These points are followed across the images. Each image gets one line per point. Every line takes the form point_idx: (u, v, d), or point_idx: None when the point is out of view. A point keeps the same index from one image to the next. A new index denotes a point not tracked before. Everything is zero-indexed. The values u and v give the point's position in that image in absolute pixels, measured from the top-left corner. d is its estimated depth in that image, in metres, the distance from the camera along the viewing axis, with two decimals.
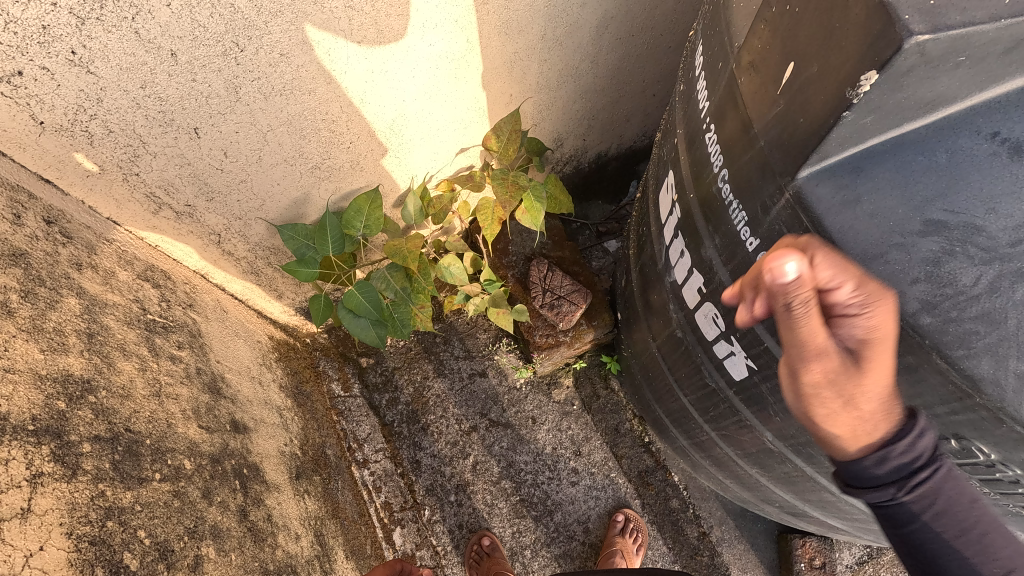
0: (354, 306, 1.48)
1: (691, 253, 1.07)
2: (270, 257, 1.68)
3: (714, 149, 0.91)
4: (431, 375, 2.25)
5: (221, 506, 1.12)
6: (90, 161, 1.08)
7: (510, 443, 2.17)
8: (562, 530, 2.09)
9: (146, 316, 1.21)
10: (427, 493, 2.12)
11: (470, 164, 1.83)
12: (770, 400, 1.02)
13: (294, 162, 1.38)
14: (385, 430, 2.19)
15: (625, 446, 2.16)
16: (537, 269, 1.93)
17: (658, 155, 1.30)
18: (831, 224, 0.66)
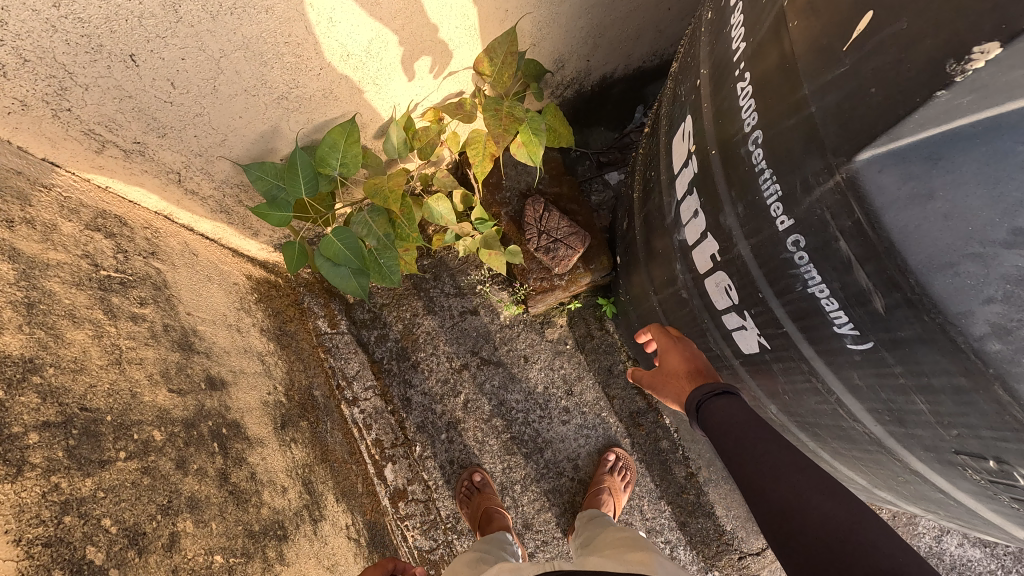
0: (333, 254, 1.36)
1: (706, 216, 0.96)
2: (240, 195, 1.53)
3: (745, 102, 0.77)
4: (421, 312, 2.18)
5: (198, 474, 1.08)
6: (7, 95, 0.92)
7: (501, 381, 2.16)
8: (552, 466, 2.11)
9: (99, 273, 1.09)
10: (418, 430, 2.13)
11: (460, 90, 1.63)
12: (780, 379, 0.95)
13: (256, 92, 1.20)
14: (374, 367, 2.16)
15: (618, 387, 2.14)
16: (532, 208, 1.79)
17: (674, 92, 1.13)
18: (891, 222, 0.55)
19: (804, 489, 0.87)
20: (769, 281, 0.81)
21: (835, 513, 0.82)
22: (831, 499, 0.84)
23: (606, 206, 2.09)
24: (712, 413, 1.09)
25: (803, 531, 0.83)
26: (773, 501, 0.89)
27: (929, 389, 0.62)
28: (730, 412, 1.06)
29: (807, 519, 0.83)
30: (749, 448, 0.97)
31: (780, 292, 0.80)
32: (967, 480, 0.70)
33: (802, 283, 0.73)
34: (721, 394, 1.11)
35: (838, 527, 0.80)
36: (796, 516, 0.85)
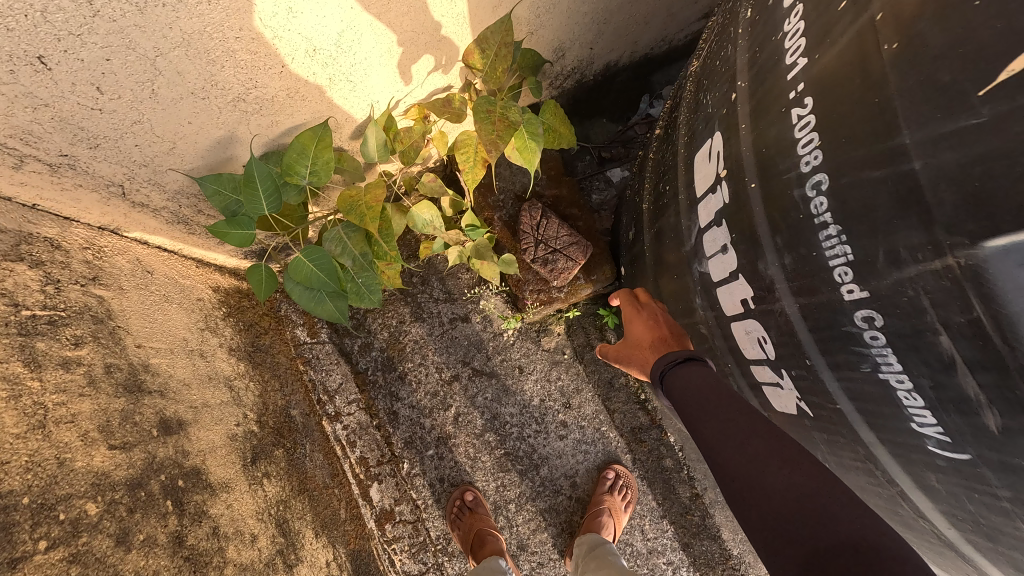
0: (305, 280, 1.21)
1: (739, 256, 0.80)
2: (200, 204, 1.35)
3: (804, 133, 0.64)
4: (408, 319, 2.02)
5: (145, 547, 0.94)
6: None
7: (494, 394, 2.02)
8: (548, 484, 2.00)
9: (20, 314, 0.92)
10: (406, 446, 2.00)
11: (448, 84, 1.45)
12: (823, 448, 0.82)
13: (207, 94, 1.02)
14: (358, 379, 2.01)
15: (619, 400, 2.01)
16: (527, 215, 1.62)
17: (698, 99, 0.97)
18: None
19: (765, 458, 0.83)
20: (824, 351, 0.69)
21: (797, 483, 0.78)
22: (790, 467, 0.81)
23: (608, 207, 1.91)
24: (673, 382, 1.06)
25: (761, 498, 0.80)
26: (732, 470, 0.86)
27: None
28: (695, 379, 1.02)
29: (767, 489, 0.80)
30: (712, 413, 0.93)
31: (836, 369, 0.69)
32: None
33: (872, 364, 0.63)
34: (682, 361, 1.08)
35: (797, 494, 0.77)
36: (754, 485, 0.82)
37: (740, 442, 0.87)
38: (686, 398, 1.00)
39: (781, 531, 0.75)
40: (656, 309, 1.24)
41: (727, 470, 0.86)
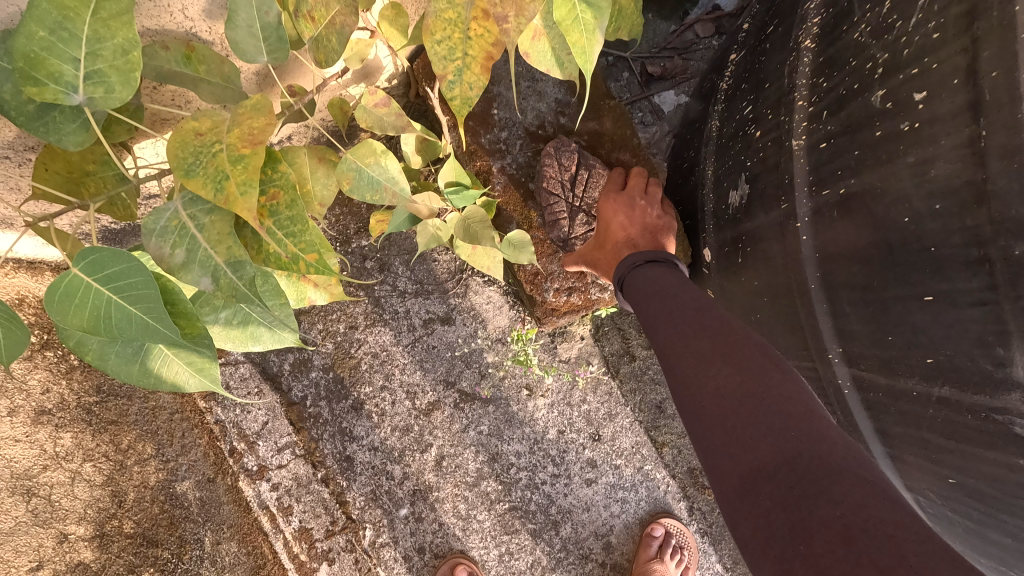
0: (98, 330, 0.55)
1: None
2: None
3: None
4: (363, 324, 1.37)
5: None
6: None
7: (493, 426, 1.40)
8: (571, 548, 1.41)
9: None
10: (367, 506, 1.37)
11: None
12: None
13: None
14: (291, 415, 1.35)
15: (671, 430, 1.42)
16: (555, 163, 1.03)
17: None
18: None
19: (717, 368, 0.69)
20: None
21: (748, 392, 0.65)
22: (744, 371, 0.66)
23: (657, 149, 1.29)
24: (636, 290, 0.88)
25: (724, 429, 0.64)
26: (697, 404, 0.68)
27: None
28: (654, 283, 0.86)
29: (715, 409, 0.66)
30: (668, 326, 0.78)
31: None
32: None
33: None
34: (650, 268, 0.89)
35: (743, 400, 0.64)
36: (722, 425, 0.64)
37: (698, 361, 0.71)
38: (643, 302, 0.85)
39: (714, 437, 0.64)
40: (635, 200, 0.99)
41: (680, 386, 0.72)
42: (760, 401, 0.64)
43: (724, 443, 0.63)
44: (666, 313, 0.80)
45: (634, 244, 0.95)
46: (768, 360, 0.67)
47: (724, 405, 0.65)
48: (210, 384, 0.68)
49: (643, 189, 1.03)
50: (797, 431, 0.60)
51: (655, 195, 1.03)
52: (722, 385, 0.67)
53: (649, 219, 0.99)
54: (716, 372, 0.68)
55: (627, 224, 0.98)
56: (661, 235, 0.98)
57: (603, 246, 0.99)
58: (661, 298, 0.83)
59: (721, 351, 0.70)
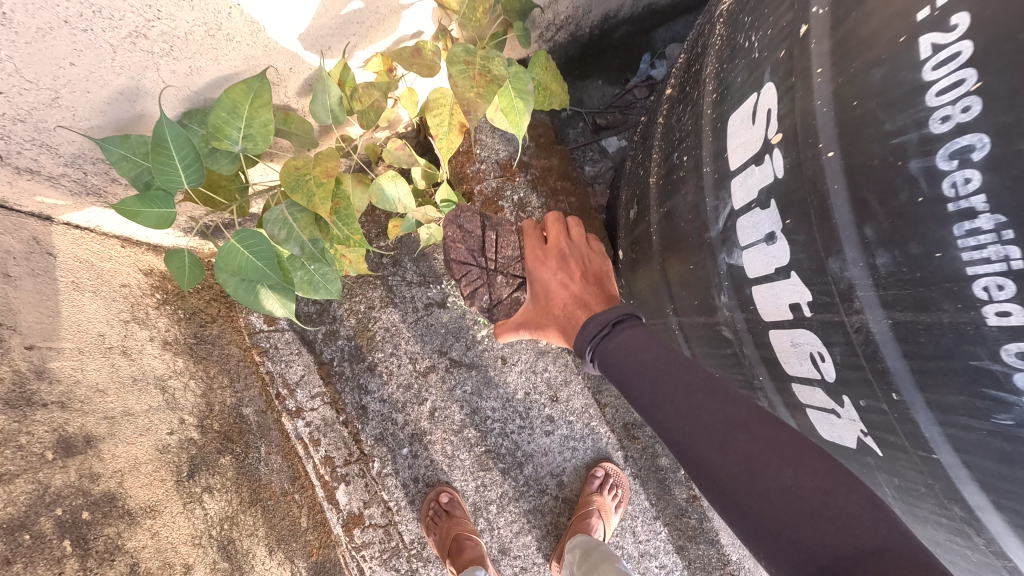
0: (241, 273, 0.99)
1: (796, 249, 0.62)
2: (115, 174, 1.09)
3: (946, 81, 0.46)
4: (378, 305, 1.81)
5: None
6: None
7: (475, 386, 1.82)
8: (532, 483, 1.82)
9: None
10: (376, 444, 1.80)
11: (417, 31, 1.18)
12: (885, 485, 0.67)
13: (90, 27, 0.77)
14: (322, 371, 1.79)
15: (610, 393, 1.83)
16: (458, 230, 1.42)
17: (737, 46, 0.76)
18: None
19: (769, 470, 0.73)
20: (927, 389, 0.52)
21: (810, 495, 0.69)
22: (794, 465, 0.73)
23: (602, 179, 1.71)
24: (613, 357, 0.98)
25: (794, 522, 0.68)
26: (766, 506, 0.71)
27: None
28: (670, 373, 0.89)
29: (780, 504, 0.70)
30: (717, 437, 0.79)
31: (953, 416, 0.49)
32: None
33: (1017, 418, 0.45)
34: (617, 329, 1.01)
35: (799, 495, 0.70)
36: (795, 521, 0.69)
37: (748, 463, 0.75)
38: (657, 387, 0.89)
39: (786, 535, 0.68)
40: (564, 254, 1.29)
41: (727, 483, 0.76)
42: (818, 498, 0.69)
43: (796, 536, 0.68)
44: (705, 416, 0.82)
45: (581, 295, 1.21)
46: (794, 443, 0.75)
47: (792, 501, 0.70)
48: (286, 313, 1.10)
49: (565, 237, 1.32)
50: (851, 518, 0.66)
51: (578, 236, 1.33)
52: (786, 490, 0.71)
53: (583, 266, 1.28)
54: (769, 475, 0.73)
55: (566, 276, 1.26)
56: (600, 274, 1.26)
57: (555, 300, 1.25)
58: (704, 408, 0.82)
59: (773, 451, 0.74)
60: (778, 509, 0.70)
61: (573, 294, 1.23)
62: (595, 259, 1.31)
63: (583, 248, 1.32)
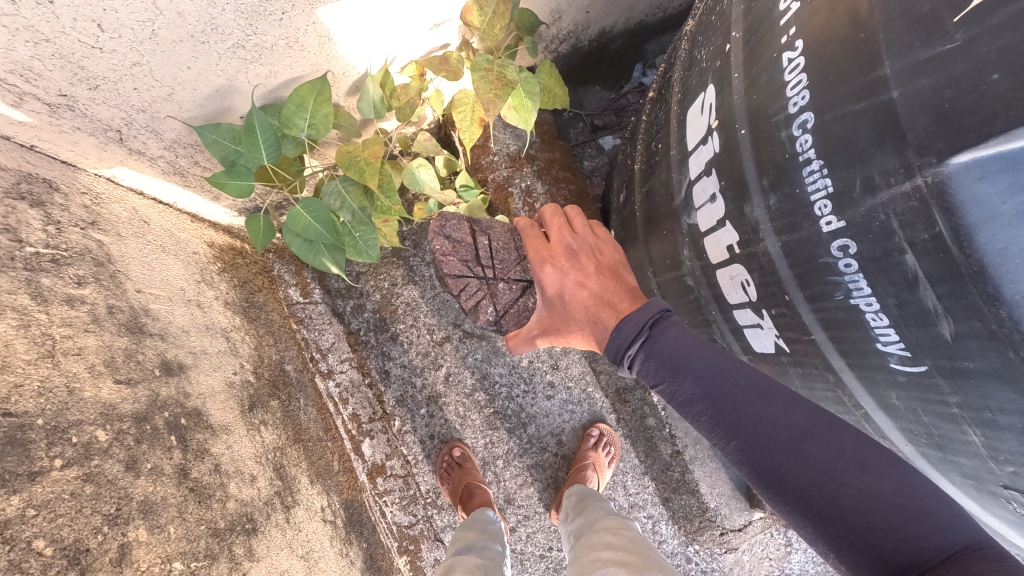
0: (304, 231, 1.22)
1: (727, 202, 0.84)
2: (197, 156, 1.34)
3: (790, 74, 0.65)
4: (400, 282, 2.04)
5: (153, 474, 0.99)
6: None
7: (485, 354, 2.05)
8: (535, 441, 2.06)
9: (25, 250, 0.93)
10: (397, 404, 2.03)
11: (445, 43, 1.43)
12: (797, 381, 0.89)
13: (207, 39, 1.01)
14: (350, 339, 2.03)
15: (604, 362, 2.05)
16: (447, 241, 1.26)
17: (692, 56, 1.00)
18: (986, 241, 0.46)
19: (840, 475, 0.72)
20: (801, 287, 0.72)
21: (877, 496, 0.69)
22: (861, 468, 0.72)
23: (598, 173, 1.94)
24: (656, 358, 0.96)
25: (861, 520, 0.69)
26: (832, 506, 0.71)
27: (990, 423, 0.55)
28: (716, 375, 0.88)
29: (851, 508, 0.70)
30: (784, 447, 0.78)
31: (813, 297, 0.71)
32: (1004, 509, 0.65)
33: (843, 293, 0.64)
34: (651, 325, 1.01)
35: (869, 498, 0.69)
36: (865, 521, 0.68)
37: (818, 472, 0.74)
38: (719, 406, 0.86)
39: (854, 530, 0.69)
40: (577, 248, 1.26)
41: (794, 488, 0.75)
42: (888, 499, 0.68)
43: (866, 535, 0.68)
44: (775, 433, 0.79)
45: (602, 292, 1.18)
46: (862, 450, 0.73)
47: (863, 504, 0.69)
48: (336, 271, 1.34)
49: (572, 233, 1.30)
50: (919, 513, 0.66)
51: (582, 229, 1.31)
52: (857, 492, 0.70)
53: (598, 259, 1.25)
54: (844, 480, 0.72)
55: (583, 276, 1.22)
56: (615, 266, 1.23)
57: (581, 305, 1.20)
58: (770, 421, 0.80)
59: (842, 454, 0.73)
60: (841, 507, 0.71)
61: (593, 294, 1.19)
62: (605, 250, 1.28)
63: (592, 243, 1.28)
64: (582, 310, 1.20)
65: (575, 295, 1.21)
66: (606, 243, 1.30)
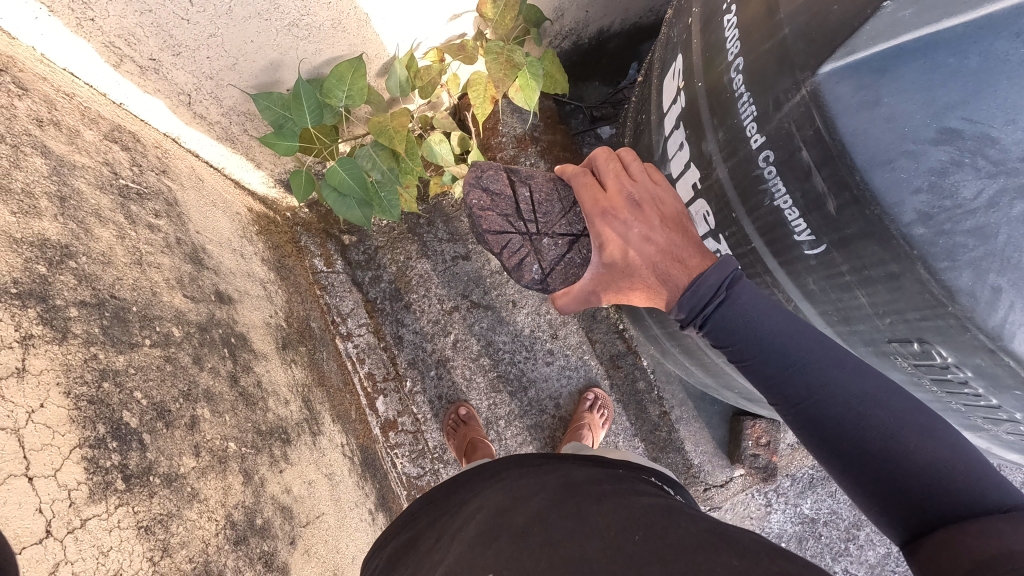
0: (338, 184, 1.42)
1: (690, 146, 1.04)
2: (247, 123, 1.55)
3: (730, 34, 0.87)
4: (415, 255, 2.21)
5: (212, 372, 1.18)
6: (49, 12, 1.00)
7: (490, 323, 2.19)
8: (534, 404, 2.22)
9: (118, 181, 1.14)
10: (409, 366, 2.21)
11: (462, 33, 1.65)
12: None
13: (270, 17, 1.24)
14: (368, 306, 2.22)
15: (600, 331, 2.22)
16: (484, 193, 1.19)
17: (666, 36, 1.21)
18: (845, 125, 0.67)
19: (908, 443, 0.78)
20: (742, 201, 0.91)
21: (936, 464, 0.77)
22: (925, 435, 0.78)
23: None
24: (728, 324, 0.88)
25: (907, 476, 0.79)
26: (887, 466, 0.80)
27: (868, 281, 0.73)
28: (797, 346, 0.84)
29: (909, 470, 0.79)
30: (851, 413, 0.81)
31: (752, 208, 0.89)
32: (899, 370, 0.83)
33: (770, 198, 0.83)
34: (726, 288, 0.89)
35: (927, 466, 0.77)
36: (912, 476, 0.79)
37: (884, 437, 0.80)
38: (791, 375, 0.85)
39: (904, 485, 0.79)
40: (636, 196, 1.02)
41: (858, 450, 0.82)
42: (947, 467, 0.76)
43: (912, 488, 0.79)
44: (844, 400, 0.81)
45: (666, 249, 0.98)
46: (925, 417, 0.78)
47: (918, 467, 0.78)
48: (360, 224, 1.53)
49: (630, 177, 1.06)
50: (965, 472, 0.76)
51: (641, 172, 1.06)
52: (918, 461, 0.78)
53: (658, 207, 1.02)
54: (909, 447, 0.78)
55: (643, 230, 1.00)
56: (683, 217, 1.01)
57: (639, 263, 1.01)
58: (839, 390, 0.81)
59: (912, 425, 0.78)
60: (894, 466, 0.80)
61: (656, 251, 0.99)
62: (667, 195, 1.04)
63: (654, 188, 1.03)
64: (639, 267, 1.01)
65: (633, 253, 1.01)
66: (668, 186, 1.06)
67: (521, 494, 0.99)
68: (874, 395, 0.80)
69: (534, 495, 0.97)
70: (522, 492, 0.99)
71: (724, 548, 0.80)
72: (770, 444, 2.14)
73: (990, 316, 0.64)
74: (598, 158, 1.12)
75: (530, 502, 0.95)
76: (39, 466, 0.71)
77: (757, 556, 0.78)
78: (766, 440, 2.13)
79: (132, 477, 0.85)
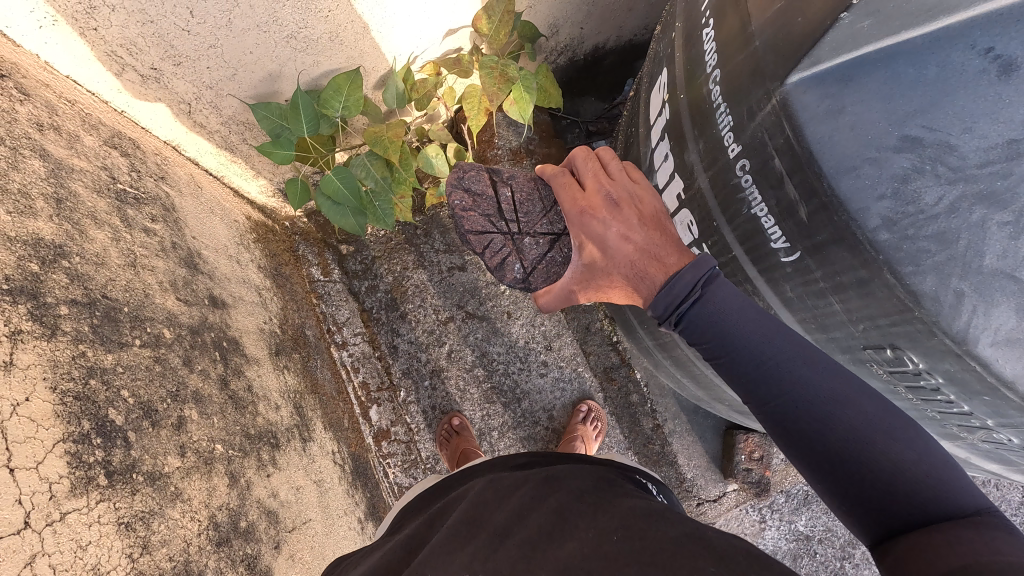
0: (332, 192, 1.45)
1: (674, 156, 1.06)
2: (246, 133, 1.59)
3: (709, 47, 0.90)
4: (411, 266, 2.22)
5: (201, 374, 1.19)
6: (51, 20, 1.03)
7: (484, 334, 2.19)
8: (528, 416, 2.22)
9: (116, 185, 1.17)
10: (403, 376, 2.21)
11: (459, 47, 1.69)
12: None
13: (268, 29, 1.27)
14: (363, 316, 2.23)
15: (594, 343, 2.23)
16: (468, 197, 1.21)
17: (653, 50, 1.23)
18: (812, 133, 0.70)
19: (877, 445, 0.79)
20: (722, 209, 0.92)
21: (906, 467, 0.77)
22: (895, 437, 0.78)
23: None
24: (703, 321, 0.89)
25: (878, 479, 0.79)
26: (858, 469, 0.80)
27: (841, 287, 0.75)
28: (769, 347, 0.85)
29: (878, 473, 0.79)
30: (821, 414, 0.82)
31: (730, 217, 0.91)
32: (875, 377, 0.84)
33: (747, 206, 0.85)
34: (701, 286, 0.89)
35: (895, 468, 0.78)
36: (882, 480, 0.79)
37: (854, 439, 0.80)
38: (763, 377, 0.86)
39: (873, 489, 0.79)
40: (614, 196, 1.05)
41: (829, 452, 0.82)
42: (915, 469, 0.77)
43: (882, 491, 0.79)
44: (814, 400, 0.82)
45: (644, 247, 0.99)
46: (895, 420, 0.79)
47: (887, 470, 0.78)
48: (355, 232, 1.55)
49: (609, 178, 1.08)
50: (935, 478, 0.77)
51: (620, 173, 1.09)
52: (887, 464, 0.78)
53: (636, 206, 1.03)
54: (878, 449, 0.79)
55: (622, 230, 1.02)
56: (661, 216, 1.02)
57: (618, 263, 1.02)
58: (809, 390, 0.82)
59: (882, 427, 0.79)
60: (863, 469, 0.80)
61: (634, 250, 1.00)
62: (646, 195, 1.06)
63: (633, 189, 1.05)
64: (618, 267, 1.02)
65: (611, 252, 1.03)
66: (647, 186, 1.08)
67: (505, 490, 0.99)
68: (844, 396, 0.80)
69: (517, 493, 0.97)
70: (507, 488, 1.00)
71: (701, 554, 0.77)
72: (763, 458, 2.13)
73: (955, 320, 0.66)
74: (578, 160, 1.15)
75: (512, 497, 0.96)
76: (21, 459, 0.73)
77: (735, 562, 0.76)
78: (759, 455, 2.12)
79: (115, 474, 0.86)
